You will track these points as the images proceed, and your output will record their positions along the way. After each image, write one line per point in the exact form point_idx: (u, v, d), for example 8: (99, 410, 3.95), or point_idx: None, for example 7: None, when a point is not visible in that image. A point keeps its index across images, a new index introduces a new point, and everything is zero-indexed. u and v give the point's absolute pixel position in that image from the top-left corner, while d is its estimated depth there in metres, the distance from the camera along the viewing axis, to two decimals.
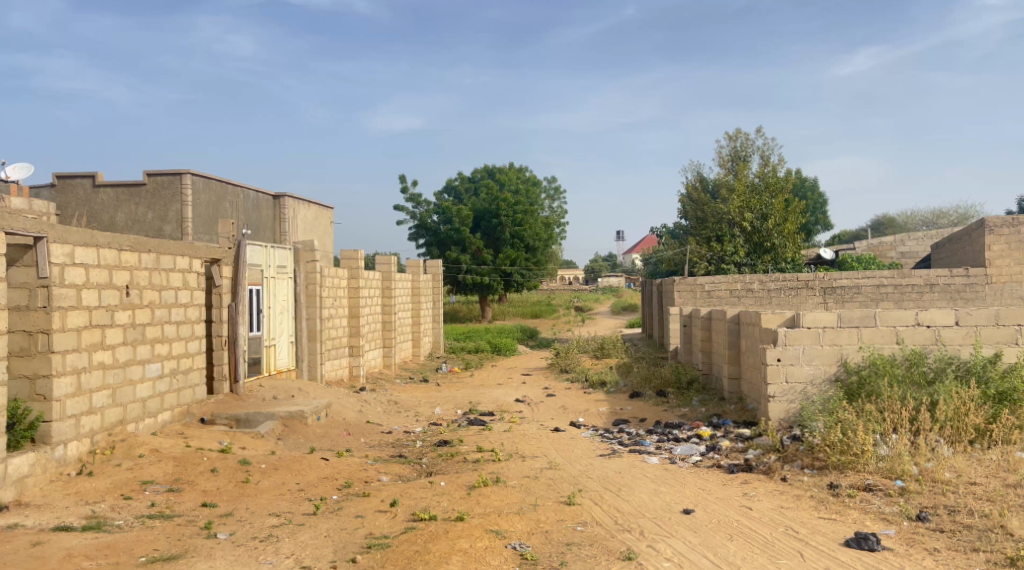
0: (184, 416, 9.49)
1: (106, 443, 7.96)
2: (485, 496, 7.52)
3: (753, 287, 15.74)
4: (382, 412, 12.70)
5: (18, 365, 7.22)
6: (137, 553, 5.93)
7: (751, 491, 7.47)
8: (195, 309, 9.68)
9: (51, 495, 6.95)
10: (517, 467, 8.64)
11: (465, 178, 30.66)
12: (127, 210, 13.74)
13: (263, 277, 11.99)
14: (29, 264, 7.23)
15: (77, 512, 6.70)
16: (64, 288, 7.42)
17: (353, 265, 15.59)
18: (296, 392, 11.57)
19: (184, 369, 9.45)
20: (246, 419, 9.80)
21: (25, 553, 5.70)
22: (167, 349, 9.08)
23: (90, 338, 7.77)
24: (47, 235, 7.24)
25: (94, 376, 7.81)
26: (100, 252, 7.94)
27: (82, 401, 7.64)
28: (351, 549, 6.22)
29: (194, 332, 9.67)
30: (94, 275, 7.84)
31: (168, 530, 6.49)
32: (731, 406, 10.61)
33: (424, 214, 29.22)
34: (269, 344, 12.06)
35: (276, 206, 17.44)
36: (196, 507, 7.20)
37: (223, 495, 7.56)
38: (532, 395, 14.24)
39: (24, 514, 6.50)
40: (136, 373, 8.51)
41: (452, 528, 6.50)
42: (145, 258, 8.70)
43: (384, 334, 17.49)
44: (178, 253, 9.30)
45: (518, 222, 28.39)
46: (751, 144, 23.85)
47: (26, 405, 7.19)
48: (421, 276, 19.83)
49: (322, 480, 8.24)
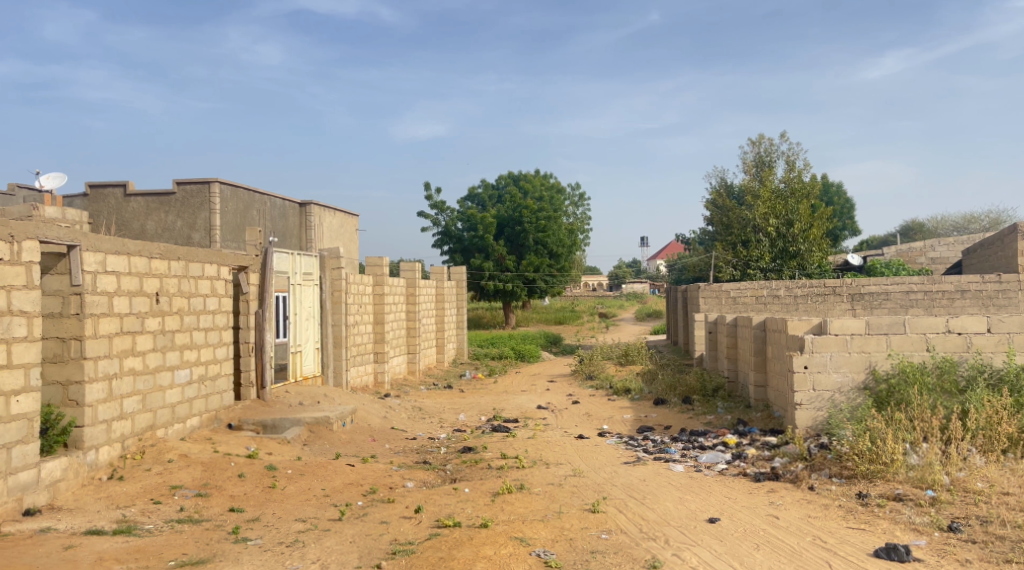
0: (212, 421, 9.59)
1: (137, 448, 8.07)
2: (509, 502, 7.54)
3: (780, 293, 15.62)
4: (406, 418, 12.76)
5: (51, 370, 7.35)
6: (166, 557, 5.99)
7: (778, 500, 7.40)
8: (223, 316, 9.78)
9: (83, 499, 7.04)
10: (541, 474, 8.64)
11: (488, 186, 30.72)
12: (158, 218, 13.94)
13: (290, 284, 12.10)
14: (63, 271, 7.35)
15: (108, 516, 6.80)
16: (96, 295, 7.53)
17: (379, 271, 15.66)
18: (322, 398, 11.67)
19: (212, 375, 9.55)
20: (273, 424, 9.88)
21: (57, 557, 5.76)
22: (195, 355, 9.19)
23: (121, 345, 7.88)
24: (80, 243, 7.35)
25: (125, 382, 7.92)
26: (131, 260, 8.04)
27: (113, 407, 7.75)
28: (376, 555, 6.26)
29: (223, 338, 9.79)
30: (125, 282, 7.95)
31: (197, 534, 6.57)
32: (757, 414, 10.53)
33: (448, 222, 29.33)
34: (295, 350, 12.17)
35: (303, 213, 17.59)
36: (224, 511, 7.28)
37: (251, 500, 7.63)
38: (556, 401, 14.26)
39: (55, 518, 6.58)
40: (166, 379, 8.61)
41: (476, 534, 6.52)
42: (175, 265, 8.80)
43: (409, 340, 17.56)
44: (206, 261, 9.40)
45: (542, 228, 28.48)
46: (775, 150, 23.60)
47: (59, 410, 7.32)
48: (445, 283, 19.97)
49: (347, 485, 8.30)
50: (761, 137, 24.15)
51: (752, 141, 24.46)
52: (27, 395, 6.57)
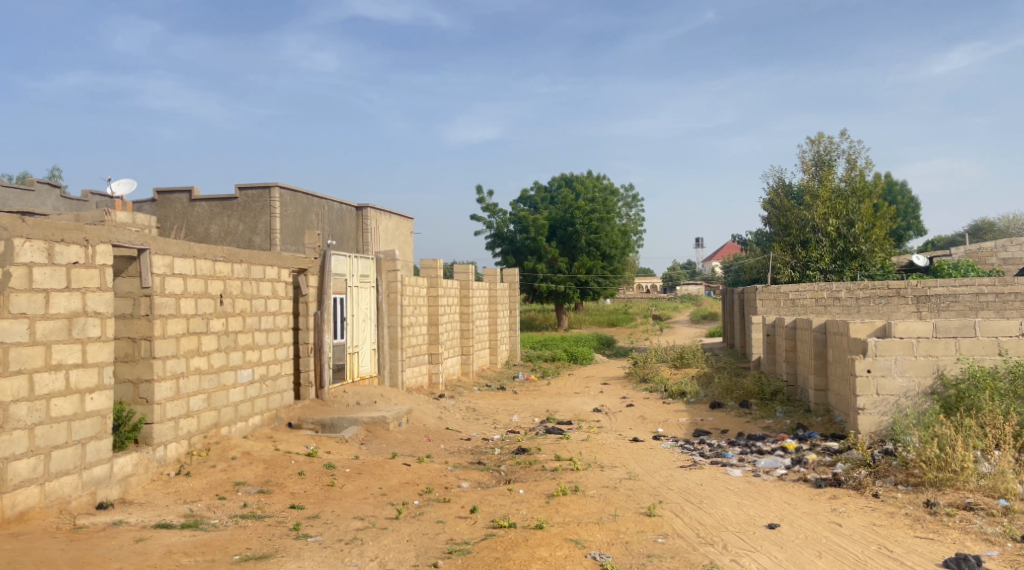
0: (273, 420, 9.79)
1: (202, 445, 8.29)
2: (564, 504, 7.53)
3: (841, 295, 15.33)
4: (460, 418, 12.82)
5: (123, 369, 7.60)
6: (231, 552, 6.13)
7: (841, 507, 7.26)
8: (283, 317, 9.96)
9: (153, 494, 7.25)
10: (596, 477, 8.61)
11: (540, 188, 30.73)
12: (221, 222, 14.28)
13: (347, 286, 12.28)
14: (134, 274, 7.59)
15: (176, 510, 6.98)
16: (165, 297, 7.75)
17: (433, 274, 15.78)
18: (379, 398, 11.81)
19: (274, 375, 9.75)
20: (331, 423, 10.06)
21: (130, 549, 5.94)
22: (257, 355, 9.39)
23: (188, 345, 8.10)
24: (149, 247, 7.56)
25: (191, 381, 8.14)
26: (197, 263, 8.27)
27: (180, 405, 7.97)
28: (432, 554, 6.32)
29: (283, 339, 9.97)
30: (192, 284, 8.17)
31: (259, 530, 6.71)
32: (817, 418, 10.33)
33: (500, 224, 29.48)
34: (352, 351, 12.34)
35: (359, 217, 17.84)
36: (285, 508, 7.41)
37: (311, 497, 7.76)
38: (610, 403, 14.18)
39: (127, 511, 6.79)
40: (229, 378, 8.82)
41: (531, 536, 6.52)
42: (238, 268, 9.01)
43: (462, 342, 17.66)
44: (268, 263, 9.60)
45: (595, 229, 28.35)
46: (836, 148, 23.12)
47: (130, 408, 7.56)
48: (498, 284, 20.02)
49: (404, 484, 8.39)
50: (820, 136, 23.72)
51: (812, 139, 24.04)
52: (100, 393, 6.77)
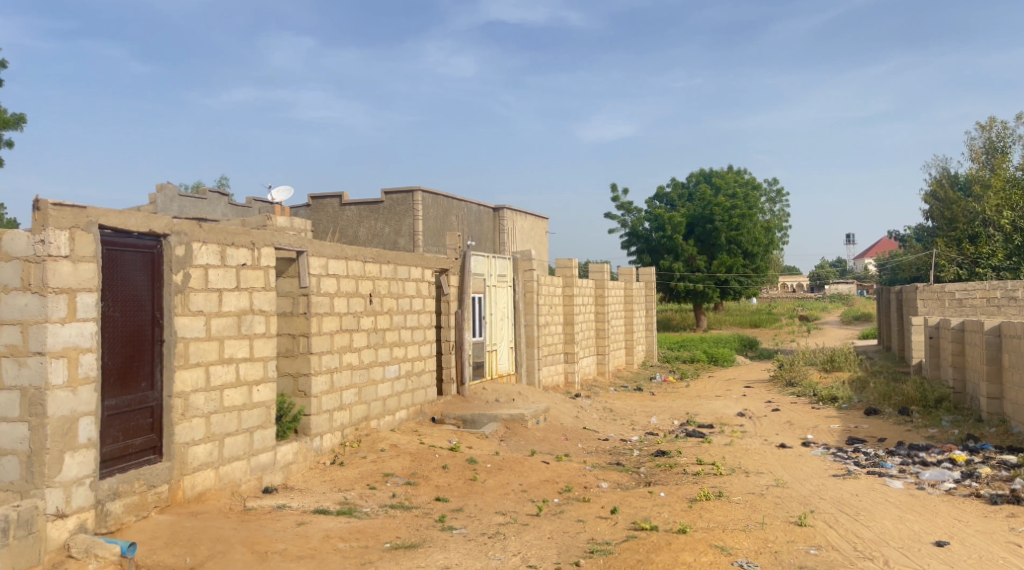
0: (418, 414, 10.02)
1: (354, 437, 8.59)
2: (709, 510, 7.30)
3: (1017, 295, 14.16)
4: (598, 419, 12.72)
5: (284, 364, 7.99)
6: (382, 539, 6.29)
7: (1020, 526, 6.66)
8: (427, 315, 10.18)
9: (311, 481, 7.57)
10: (743, 483, 8.30)
11: (677, 185, 30.13)
12: (368, 225, 14.82)
13: (485, 286, 12.43)
14: (293, 274, 7.94)
15: (331, 497, 7.25)
16: (320, 296, 8.08)
17: (568, 273, 15.74)
18: (517, 396, 11.88)
19: (418, 371, 9.98)
20: (471, 419, 10.22)
21: (292, 531, 6.21)
22: (403, 352, 9.63)
23: (341, 341, 8.41)
24: (307, 249, 7.89)
25: (344, 376, 8.45)
26: (349, 264, 8.57)
27: (334, 398, 8.29)
28: (575, 553, 6.26)
29: (427, 336, 10.19)
30: (344, 284, 8.48)
31: (407, 520, 6.86)
32: (991, 429, 9.56)
33: (635, 222, 29.14)
34: (491, 349, 12.48)
35: (496, 218, 18.04)
36: (431, 500, 7.56)
37: (455, 491, 7.88)
38: (754, 408, 13.69)
39: (289, 496, 7.12)
40: (378, 373, 9.10)
41: (676, 540, 6.34)
42: (385, 269, 9.27)
43: (598, 341, 17.55)
44: (412, 264, 9.85)
45: (735, 227, 27.52)
46: (1010, 134, 21.40)
47: (290, 400, 7.93)
48: (634, 283, 19.74)
49: (544, 482, 8.38)
50: (992, 121, 22.03)
51: (982, 125, 22.37)
52: (265, 385, 7.12)
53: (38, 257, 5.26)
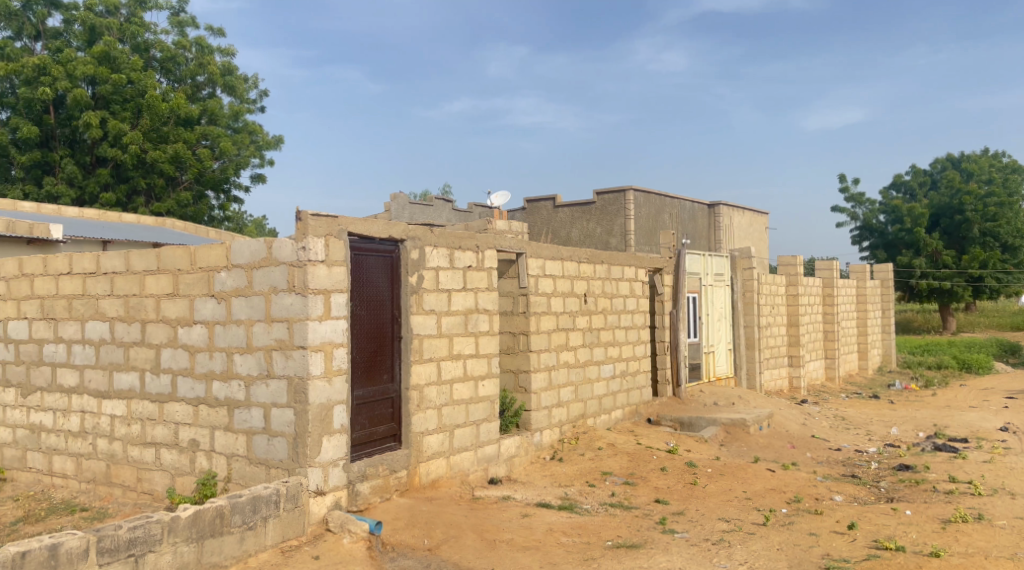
0: (634, 414, 10.06)
1: (572, 434, 8.80)
2: (964, 533, 6.70)
3: None
4: (828, 426, 12.08)
5: (506, 361, 8.33)
6: (604, 537, 6.39)
7: None
8: (641, 315, 10.18)
9: (532, 475, 7.85)
10: (1005, 507, 7.53)
11: (918, 172, 27.87)
12: (582, 226, 15.07)
13: (701, 285, 12.21)
14: (513, 275, 8.27)
15: (553, 492, 7.47)
16: (539, 296, 8.33)
17: (793, 271, 15.07)
18: (737, 399, 11.58)
19: (633, 371, 10.01)
20: (689, 422, 10.10)
21: (518, 522, 6.48)
22: (618, 352, 9.71)
23: (558, 340, 8.62)
24: (525, 250, 8.18)
25: (562, 374, 8.66)
26: (565, 264, 8.76)
27: (553, 395, 8.52)
28: (806, 567, 6.02)
29: (642, 336, 10.19)
30: (560, 284, 8.68)
31: (628, 520, 6.91)
32: None
33: (868, 215, 27.34)
34: (709, 350, 12.26)
35: (711, 214, 17.66)
36: (651, 501, 7.56)
37: (675, 494, 7.81)
38: (1018, 422, 12.34)
39: (513, 488, 7.42)
40: (594, 372, 9.23)
41: (925, 564, 5.90)
42: (600, 269, 9.38)
43: (826, 344, 16.65)
44: (627, 263, 9.89)
45: (991, 216, 25.00)
46: None
47: (512, 395, 8.25)
48: (869, 281, 18.50)
49: (770, 491, 8.10)
50: None
51: None
52: (490, 380, 7.46)
53: (301, 262, 5.87)
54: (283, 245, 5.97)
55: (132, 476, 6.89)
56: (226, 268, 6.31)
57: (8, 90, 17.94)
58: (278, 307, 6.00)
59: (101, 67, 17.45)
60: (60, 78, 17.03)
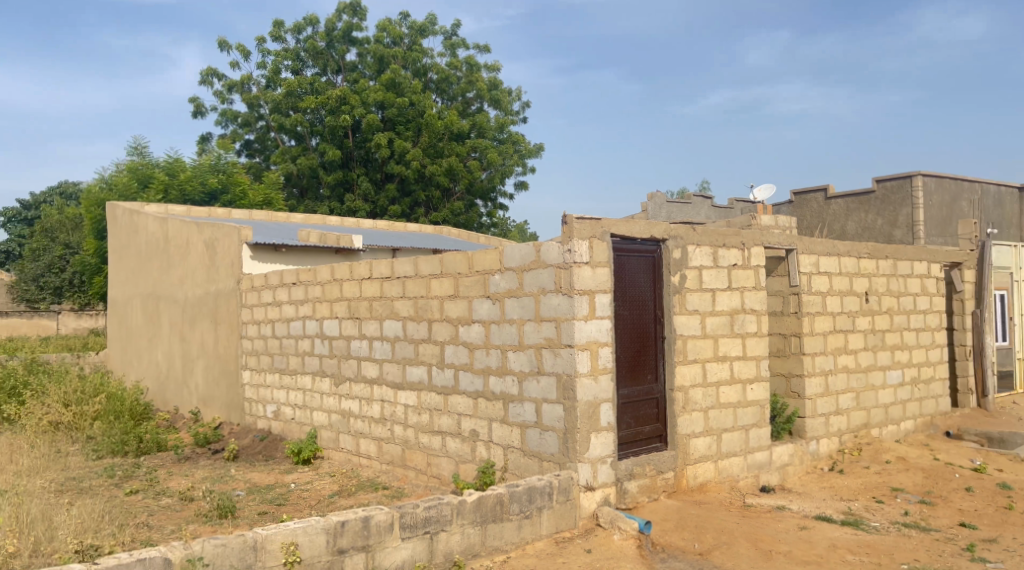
0: (929, 426, 9.26)
1: (853, 445, 8.31)
2: None
3: None
4: None
5: (776, 364, 8.05)
6: (898, 559, 5.78)
7: None
8: (935, 315, 9.38)
9: (809, 486, 7.49)
10: None
11: None
12: (859, 218, 14.20)
13: (1012, 281, 11.11)
14: (783, 273, 7.97)
15: (835, 506, 7.01)
16: (812, 295, 7.95)
17: None
18: None
19: (926, 377, 9.22)
20: (1000, 439, 9.02)
21: (795, 534, 6.16)
22: (906, 356, 8.99)
23: (835, 342, 8.17)
24: (796, 247, 7.85)
25: (840, 379, 8.20)
26: (842, 260, 8.28)
27: (830, 401, 8.09)
28: None
29: (936, 339, 9.36)
30: (837, 282, 8.22)
31: (926, 543, 6.19)
32: None
33: None
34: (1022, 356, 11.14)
35: None
36: (954, 525, 6.69)
37: (985, 518, 6.83)
38: None
39: (789, 498, 7.11)
40: (878, 378, 8.63)
41: None
42: (883, 264, 8.74)
43: None
44: (916, 258, 9.14)
45: None
46: None
47: (783, 401, 7.96)
48: None
49: None
50: None
51: None
52: (758, 384, 7.25)
53: (567, 264, 6.09)
54: (551, 247, 6.24)
55: (423, 460, 7.54)
56: (499, 271, 6.72)
57: (316, 120, 20.36)
58: (547, 307, 6.27)
59: (389, 92, 19.64)
60: (357, 105, 19.34)
